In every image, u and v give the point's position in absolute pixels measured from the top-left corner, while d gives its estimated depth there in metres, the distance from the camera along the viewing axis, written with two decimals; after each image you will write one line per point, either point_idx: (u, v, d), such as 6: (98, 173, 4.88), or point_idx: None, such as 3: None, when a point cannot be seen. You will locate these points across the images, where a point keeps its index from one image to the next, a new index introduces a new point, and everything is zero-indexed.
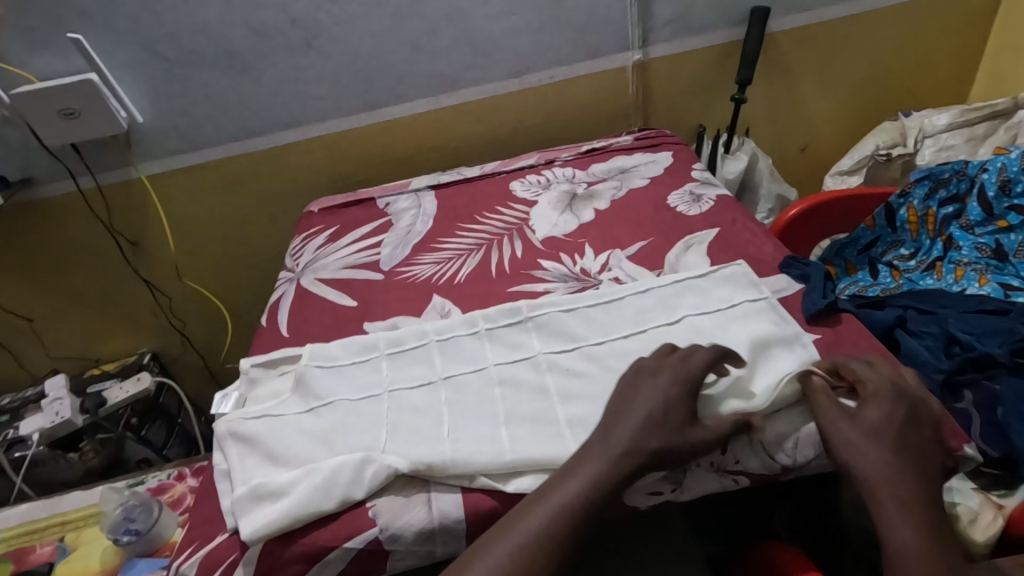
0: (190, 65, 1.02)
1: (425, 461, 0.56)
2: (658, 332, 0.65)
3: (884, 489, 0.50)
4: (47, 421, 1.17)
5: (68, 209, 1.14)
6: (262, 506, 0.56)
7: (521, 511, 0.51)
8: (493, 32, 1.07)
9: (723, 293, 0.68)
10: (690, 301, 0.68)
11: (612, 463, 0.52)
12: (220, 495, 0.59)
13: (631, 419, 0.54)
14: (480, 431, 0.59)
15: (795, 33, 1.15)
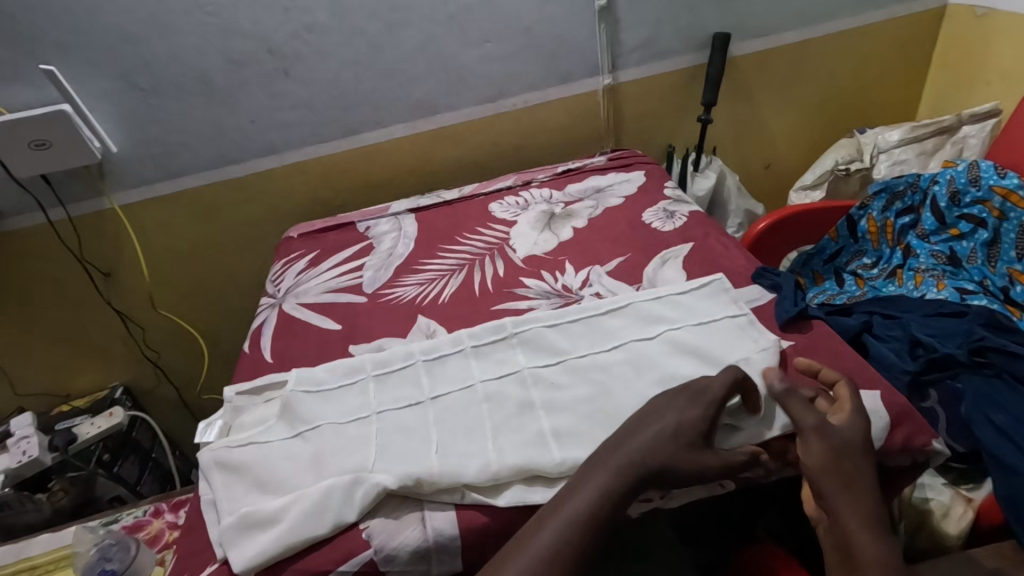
0: (167, 94, 1.02)
1: (414, 477, 0.56)
2: (639, 346, 0.67)
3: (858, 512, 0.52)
4: (13, 462, 1.12)
5: (37, 241, 1.11)
6: (252, 537, 0.55)
7: (513, 548, 0.51)
8: (469, 59, 1.10)
9: (705, 309, 0.70)
10: (673, 317, 0.70)
11: (598, 497, 0.51)
12: (207, 526, 0.58)
13: (608, 466, 0.53)
14: (469, 447, 0.59)
15: (755, 57, 1.22)
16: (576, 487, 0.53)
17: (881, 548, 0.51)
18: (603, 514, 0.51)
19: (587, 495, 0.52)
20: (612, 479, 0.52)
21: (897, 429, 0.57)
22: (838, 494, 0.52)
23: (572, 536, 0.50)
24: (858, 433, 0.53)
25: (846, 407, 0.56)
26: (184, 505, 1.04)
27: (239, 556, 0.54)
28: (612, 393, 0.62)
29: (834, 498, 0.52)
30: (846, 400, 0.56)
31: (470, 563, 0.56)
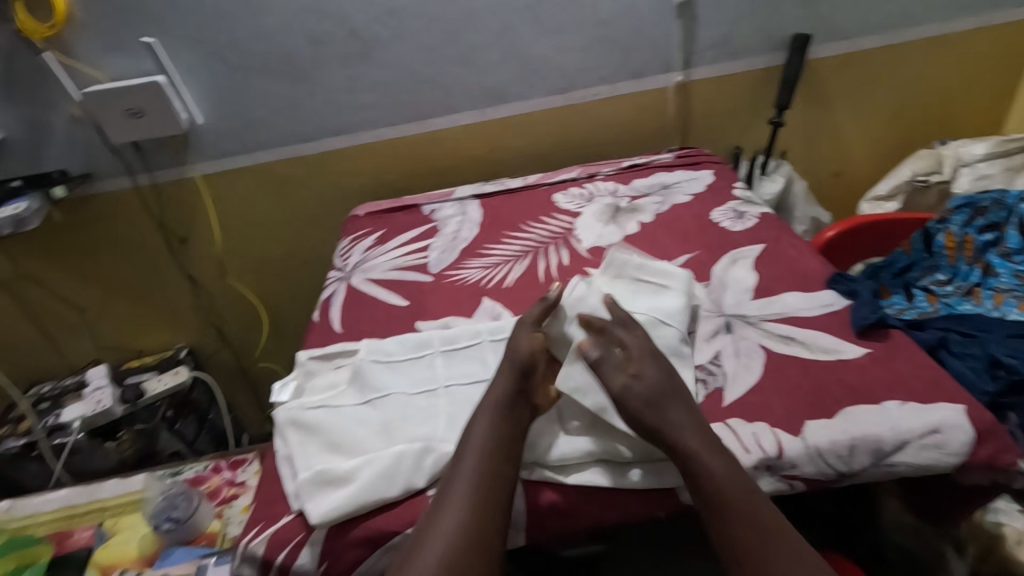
0: (252, 70, 1.07)
1: None
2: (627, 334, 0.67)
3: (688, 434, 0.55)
4: (89, 410, 1.20)
5: (124, 205, 1.18)
6: (328, 493, 0.57)
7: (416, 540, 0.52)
8: (542, 50, 1.10)
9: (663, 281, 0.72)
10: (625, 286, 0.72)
11: (496, 425, 0.57)
12: (283, 479, 0.61)
13: (486, 417, 0.58)
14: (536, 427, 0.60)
15: (835, 60, 1.18)
16: (480, 413, 0.59)
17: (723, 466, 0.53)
18: (485, 502, 0.53)
19: (474, 460, 0.55)
20: (482, 463, 0.55)
21: (981, 445, 0.55)
22: (704, 479, 0.53)
23: (474, 504, 0.52)
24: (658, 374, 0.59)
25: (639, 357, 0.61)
26: (242, 463, 1.08)
27: (317, 510, 0.56)
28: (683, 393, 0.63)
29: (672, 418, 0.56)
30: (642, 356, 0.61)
31: (532, 538, 0.57)
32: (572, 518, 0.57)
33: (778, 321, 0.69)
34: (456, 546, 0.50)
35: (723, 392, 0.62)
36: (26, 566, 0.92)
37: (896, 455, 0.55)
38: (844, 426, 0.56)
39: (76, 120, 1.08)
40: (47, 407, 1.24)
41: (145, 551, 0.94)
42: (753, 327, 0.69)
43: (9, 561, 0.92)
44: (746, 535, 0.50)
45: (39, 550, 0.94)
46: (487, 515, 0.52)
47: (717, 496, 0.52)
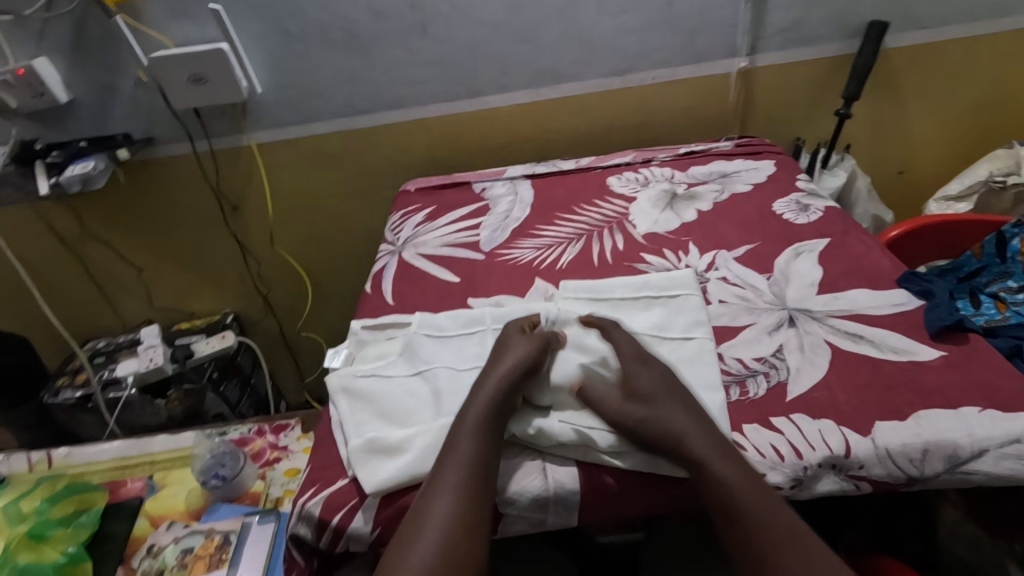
0: (311, 41, 1.07)
1: (534, 428, 0.58)
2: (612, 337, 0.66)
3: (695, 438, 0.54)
4: (142, 366, 1.23)
5: (184, 170, 1.21)
6: (378, 465, 0.58)
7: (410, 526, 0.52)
8: (603, 29, 1.08)
9: (649, 285, 0.73)
10: (606, 294, 0.73)
11: (489, 412, 0.57)
12: (337, 444, 0.62)
13: (481, 402, 0.58)
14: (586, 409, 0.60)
15: (911, 51, 1.12)
16: (473, 398, 0.59)
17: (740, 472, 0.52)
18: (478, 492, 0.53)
19: (471, 445, 0.55)
20: (475, 453, 0.55)
21: None
22: (710, 484, 0.52)
23: (468, 491, 0.53)
24: (655, 380, 0.59)
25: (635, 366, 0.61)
26: (285, 428, 1.08)
27: (371, 481, 0.57)
28: (745, 386, 0.61)
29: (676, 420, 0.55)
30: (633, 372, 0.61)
31: (584, 520, 0.57)
32: (626, 501, 0.56)
33: (844, 318, 0.66)
34: (450, 536, 0.51)
35: (788, 387, 0.60)
36: (84, 510, 0.90)
37: (974, 462, 0.53)
38: (917, 429, 0.54)
39: (141, 85, 1.10)
40: (102, 361, 1.29)
41: (192, 505, 0.97)
42: (817, 322, 0.66)
43: (67, 505, 0.89)
44: (754, 534, 0.50)
45: (95, 497, 0.93)
46: (478, 505, 0.52)
47: (724, 500, 0.51)
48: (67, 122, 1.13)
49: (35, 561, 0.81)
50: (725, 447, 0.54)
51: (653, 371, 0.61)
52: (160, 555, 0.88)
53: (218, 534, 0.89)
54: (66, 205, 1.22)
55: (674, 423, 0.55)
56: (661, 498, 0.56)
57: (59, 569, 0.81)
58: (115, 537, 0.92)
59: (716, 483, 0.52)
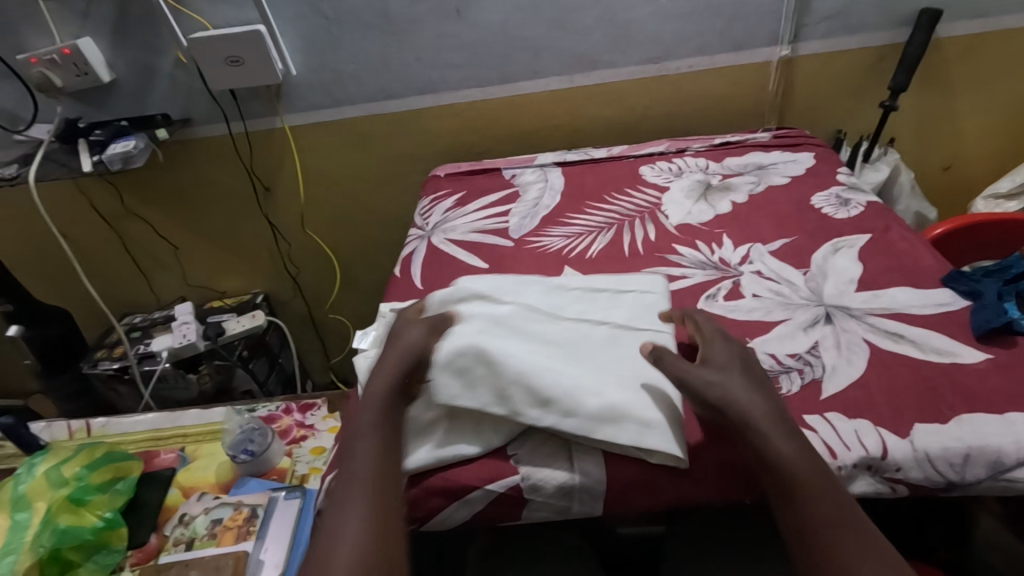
0: (346, 24, 1.07)
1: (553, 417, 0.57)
2: (529, 321, 0.64)
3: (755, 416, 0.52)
4: (176, 342, 1.26)
5: (219, 151, 1.23)
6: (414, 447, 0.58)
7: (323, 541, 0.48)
8: (640, 15, 1.05)
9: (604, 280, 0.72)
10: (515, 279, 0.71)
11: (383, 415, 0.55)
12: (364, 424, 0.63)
13: (376, 405, 0.55)
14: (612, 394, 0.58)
15: (964, 40, 1.08)
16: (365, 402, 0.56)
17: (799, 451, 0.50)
18: (382, 504, 0.50)
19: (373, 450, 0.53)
20: (377, 458, 0.53)
21: None
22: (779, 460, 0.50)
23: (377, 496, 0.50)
24: (729, 352, 0.57)
25: (715, 337, 0.59)
26: (312, 406, 1.10)
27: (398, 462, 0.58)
28: (777, 382, 0.60)
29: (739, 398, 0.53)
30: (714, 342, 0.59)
31: (609, 510, 0.57)
32: (654, 492, 0.56)
33: (884, 316, 0.64)
34: (366, 549, 0.47)
35: (823, 385, 0.58)
36: (121, 478, 0.94)
37: (1019, 470, 0.51)
38: (959, 433, 0.53)
39: (180, 66, 1.12)
40: (138, 336, 1.33)
41: (222, 478, 1.00)
42: (855, 320, 0.64)
43: (106, 471, 0.93)
44: (815, 517, 0.47)
45: (131, 466, 0.97)
46: (387, 511, 0.50)
47: (787, 477, 0.49)
48: (109, 101, 1.15)
49: (77, 524, 0.84)
50: (788, 428, 0.52)
51: (730, 346, 0.58)
52: (191, 523, 0.91)
53: (247, 507, 0.92)
54: (108, 183, 1.25)
55: (743, 395, 0.53)
56: (692, 491, 0.56)
57: (98, 532, 0.86)
58: (149, 505, 0.95)
59: (782, 459, 0.50)
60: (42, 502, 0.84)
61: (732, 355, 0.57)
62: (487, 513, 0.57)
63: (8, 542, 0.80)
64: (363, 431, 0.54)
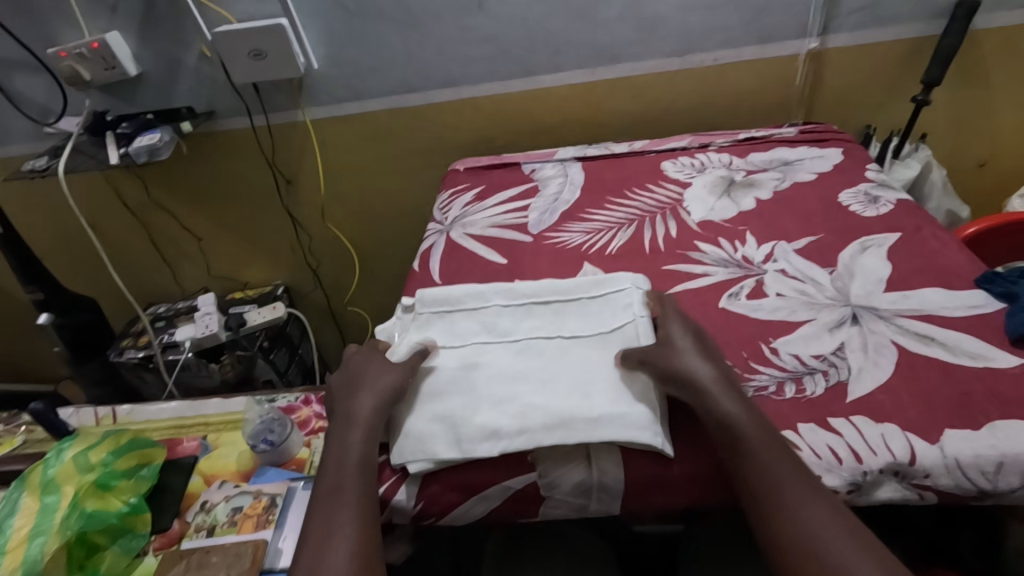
0: (367, 18, 1.07)
1: (561, 418, 0.56)
2: (491, 354, 0.64)
3: (704, 378, 0.55)
4: (199, 332, 1.28)
5: (240, 143, 1.24)
6: (415, 443, 0.58)
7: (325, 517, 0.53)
8: (664, 7, 1.04)
9: (579, 285, 0.70)
10: (466, 303, 0.71)
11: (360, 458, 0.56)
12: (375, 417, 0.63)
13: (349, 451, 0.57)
14: (614, 391, 0.58)
15: (1003, 32, 1.04)
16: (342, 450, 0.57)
17: (746, 413, 0.53)
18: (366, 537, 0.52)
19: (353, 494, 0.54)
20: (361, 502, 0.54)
21: None
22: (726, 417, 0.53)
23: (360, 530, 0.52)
24: (683, 328, 0.60)
25: (669, 317, 0.62)
26: None
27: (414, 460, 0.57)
28: (801, 383, 0.58)
29: (682, 364, 0.56)
30: (671, 318, 0.62)
31: (626, 510, 0.57)
32: (672, 492, 0.55)
33: (914, 318, 0.62)
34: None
35: (849, 387, 0.57)
36: (146, 464, 0.96)
37: None
38: (991, 440, 0.51)
39: (204, 59, 1.13)
40: (162, 326, 1.36)
41: (242, 467, 1.02)
42: (883, 321, 0.63)
43: (131, 458, 0.94)
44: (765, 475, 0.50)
45: (154, 452, 0.98)
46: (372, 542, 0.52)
47: (734, 432, 0.52)
48: (136, 94, 1.17)
49: (102, 508, 0.87)
50: (737, 393, 0.55)
51: (683, 323, 0.61)
52: (212, 511, 0.93)
53: (265, 496, 0.93)
54: (134, 174, 1.28)
55: (695, 368, 0.56)
56: (710, 493, 0.55)
57: (122, 518, 0.87)
58: (172, 490, 0.97)
59: (724, 417, 0.53)
60: (69, 487, 0.86)
61: (688, 331, 0.60)
62: (504, 510, 0.57)
63: (38, 524, 0.83)
64: (363, 444, 0.57)
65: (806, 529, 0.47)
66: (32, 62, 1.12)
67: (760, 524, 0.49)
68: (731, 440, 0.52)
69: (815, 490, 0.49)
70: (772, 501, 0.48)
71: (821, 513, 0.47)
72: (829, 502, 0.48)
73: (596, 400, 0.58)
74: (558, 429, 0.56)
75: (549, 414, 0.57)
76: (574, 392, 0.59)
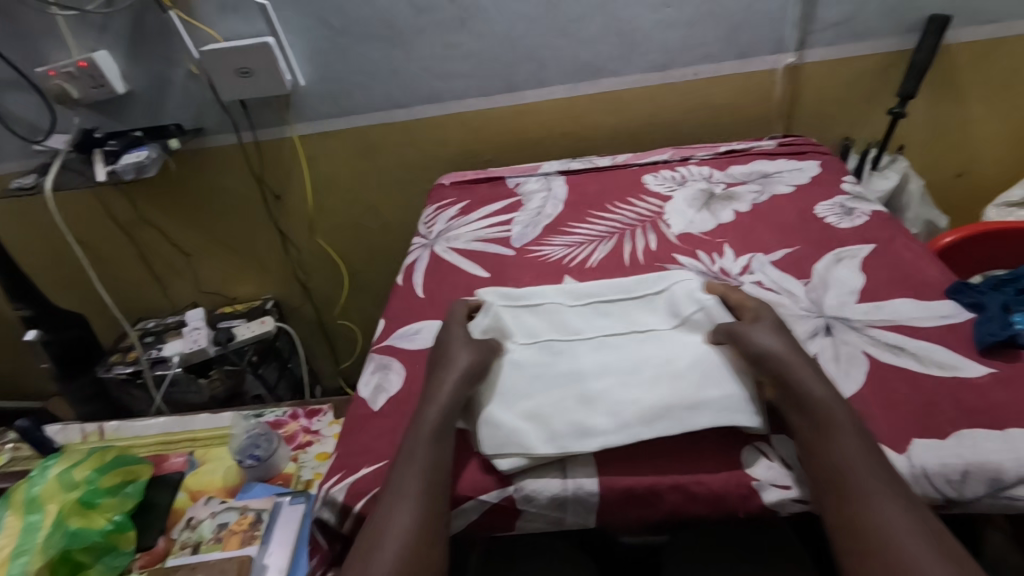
0: (353, 36, 1.09)
1: (655, 409, 0.57)
2: (562, 350, 0.65)
3: (794, 360, 0.56)
4: (187, 347, 1.29)
5: (229, 159, 1.25)
6: (507, 436, 0.58)
7: (395, 478, 0.55)
8: (644, 24, 1.06)
9: (639, 282, 0.71)
10: (529, 299, 0.71)
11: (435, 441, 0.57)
12: None
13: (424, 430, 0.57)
14: (702, 379, 0.59)
15: (974, 46, 1.06)
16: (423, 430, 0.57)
17: (833, 398, 0.54)
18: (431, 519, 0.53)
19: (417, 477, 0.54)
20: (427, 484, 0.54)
21: None
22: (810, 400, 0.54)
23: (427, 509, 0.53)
24: (773, 316, 0.62)
25: (752, 308, 0.64)
26: (318, 412, 1.11)
27: (504, 454, 0.57)
28: None
29: (771, 346, 0.57)
30: (756, 309, 0.63)
31: (603, 521, 0.57)
32: (647, 504, 0.56)
33: (885, 329, 0.64)
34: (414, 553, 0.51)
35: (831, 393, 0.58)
36: (130, 481, 0.95)
37: (1020, 488, 0.50)
38: (957, 449, 0.52)
39: (192, 77, 1.15)
40: (150, 341, 1.35)
41: (229, 483, 1.01)
42: (855, 332, 0.64)
43: (116, 475, 0.93)
44: (844, 459, 0.51)
45: (140, 469, 0.98)
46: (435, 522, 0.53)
47: (825, 422, 0.53)
48: (125, 112, 1.18)
49: (85, 526, 0.86)
50: (820, 376, 0.56)
51: (766, 312, 0.63)
52: (198, 527, 0.93)
53: (252, 511, 0.94)
54: (121, 191, 1.28)
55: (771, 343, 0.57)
56: (688, 503, 0.55)
57: (107, 535, 0.87)
58: (158, 507, 0.97)
59: (808, 402, 0.54)
60: (52, 505, 0.86)
61: (778, 321, 0.62)
62: (481, 523, 0.58)
63: (21, 543, 0.83)
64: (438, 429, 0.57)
65: (876, 521, 0.48)
66: (20, 82, 1.13)
67: (832, 511, 0.50)
68: (808, 423, 0.53)
69: (891, 481, 0.50)
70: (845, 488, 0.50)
71: (894, 509, 0.48)
72: (902, 499, 0.49)
73: (675, 389, 0.58)
74: (654, 421, 0.57)
75: (609, 411, 0.58)
76: (664, 383, 0.59)
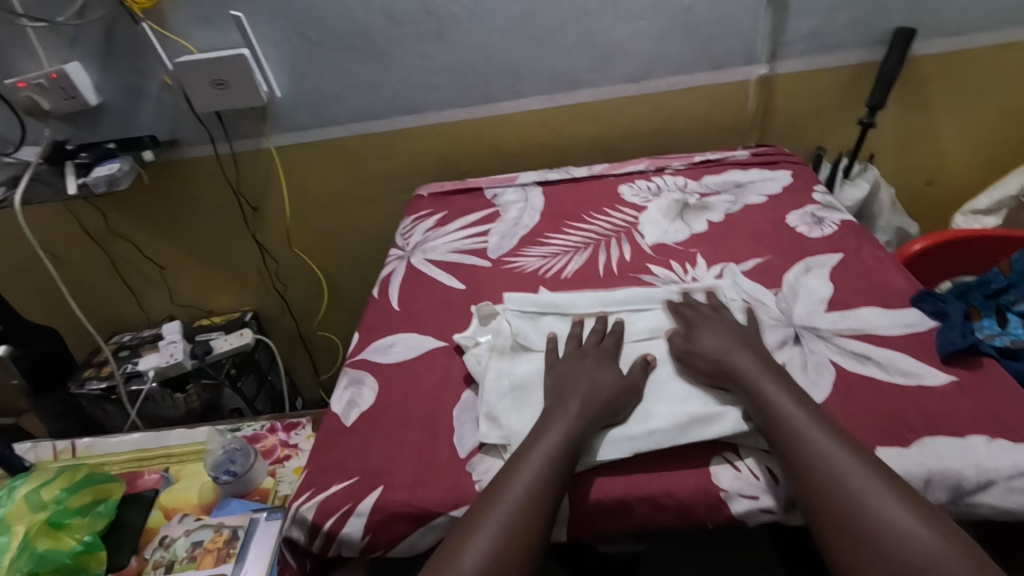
0: (330, 47, 1.09)
1: (695, 420, 0.58)
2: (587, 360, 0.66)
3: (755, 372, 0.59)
4: (162, 361, 1.26)
5: (204, 170, 1.24)
6: None
7: (489, 500, 0.53)
8: (619, 36, 1.07)
9: (664, 292, 0.73)
10: (556, 308, 0.73)
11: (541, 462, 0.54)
12: (461, 425, 0.63)
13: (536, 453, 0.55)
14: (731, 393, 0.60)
15: (939, 58, 1.09)
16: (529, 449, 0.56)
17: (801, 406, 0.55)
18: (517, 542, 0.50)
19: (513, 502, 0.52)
20: (524, 508, 0.52)
21: None
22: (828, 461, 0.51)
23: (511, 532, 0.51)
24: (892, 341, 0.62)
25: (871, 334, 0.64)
26: (296, 425, 1.09)
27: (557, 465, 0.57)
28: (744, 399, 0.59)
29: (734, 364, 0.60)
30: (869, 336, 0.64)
31: (575, 535, 0.57)
32: (618, 518, 0.56)
33: (852, 337, 0.65)
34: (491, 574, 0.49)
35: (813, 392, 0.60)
36: (101, 501, 0.94)
37: (979, 495, 0.52)
38: (920, 458, 0.53)
39: (166, 88, 1.13)
40: (126, 355, 1.33)
41: (204, 499, 1.00)
42: (823, 340, 0.65)
43: (85, 494, 0.92)
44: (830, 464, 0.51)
45: (113, 488, 0.96)
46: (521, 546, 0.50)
47: (789, 426, 0.54)
48: (97, 124, 1.17)
49: (53, 548, 0.84)
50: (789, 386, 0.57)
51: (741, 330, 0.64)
52: (171, 547, 0.92)
53: (227, 529, 0.92)
54: (92, 203, 1.26)
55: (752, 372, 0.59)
56: (656, 515, 0.56)
57: (76, 556, 0.85)
58: (131, 526, 0.95)
59: (819, 448, 0.52)
60: (20, 526, 0.84)
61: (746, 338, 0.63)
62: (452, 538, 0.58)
63: None
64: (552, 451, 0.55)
65: (881, 522, 0.48)
66: None
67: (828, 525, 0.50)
68: (821, 468, 0.51)
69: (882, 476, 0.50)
70: (875, 563, 0.47)
71: (894, 506, 0.49)
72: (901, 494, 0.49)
73: (687, 409, 0.59)
74: (689, 434, 0.57)
75: (599, 431, 0.58)
76: (693, 398, 0.60)
